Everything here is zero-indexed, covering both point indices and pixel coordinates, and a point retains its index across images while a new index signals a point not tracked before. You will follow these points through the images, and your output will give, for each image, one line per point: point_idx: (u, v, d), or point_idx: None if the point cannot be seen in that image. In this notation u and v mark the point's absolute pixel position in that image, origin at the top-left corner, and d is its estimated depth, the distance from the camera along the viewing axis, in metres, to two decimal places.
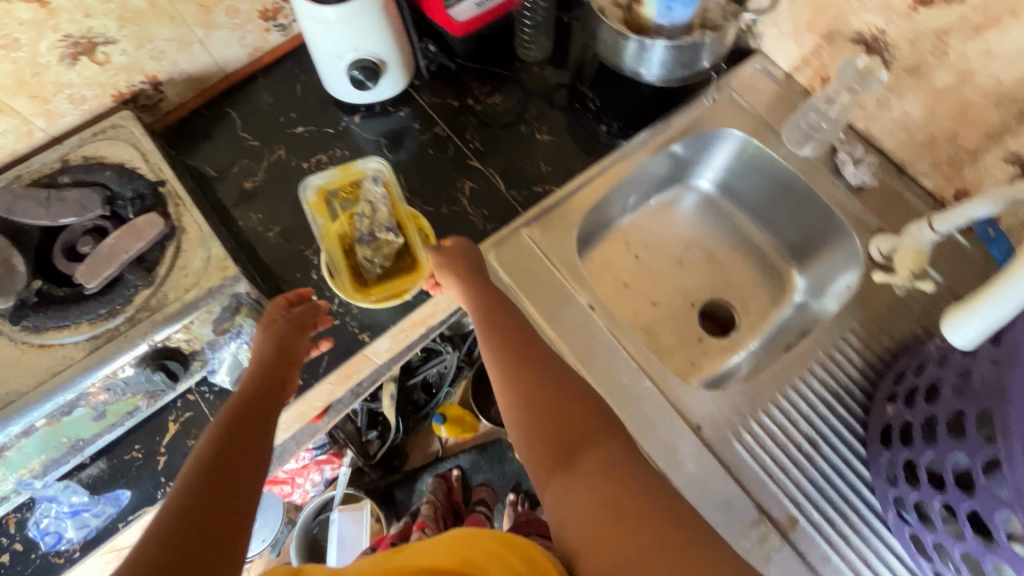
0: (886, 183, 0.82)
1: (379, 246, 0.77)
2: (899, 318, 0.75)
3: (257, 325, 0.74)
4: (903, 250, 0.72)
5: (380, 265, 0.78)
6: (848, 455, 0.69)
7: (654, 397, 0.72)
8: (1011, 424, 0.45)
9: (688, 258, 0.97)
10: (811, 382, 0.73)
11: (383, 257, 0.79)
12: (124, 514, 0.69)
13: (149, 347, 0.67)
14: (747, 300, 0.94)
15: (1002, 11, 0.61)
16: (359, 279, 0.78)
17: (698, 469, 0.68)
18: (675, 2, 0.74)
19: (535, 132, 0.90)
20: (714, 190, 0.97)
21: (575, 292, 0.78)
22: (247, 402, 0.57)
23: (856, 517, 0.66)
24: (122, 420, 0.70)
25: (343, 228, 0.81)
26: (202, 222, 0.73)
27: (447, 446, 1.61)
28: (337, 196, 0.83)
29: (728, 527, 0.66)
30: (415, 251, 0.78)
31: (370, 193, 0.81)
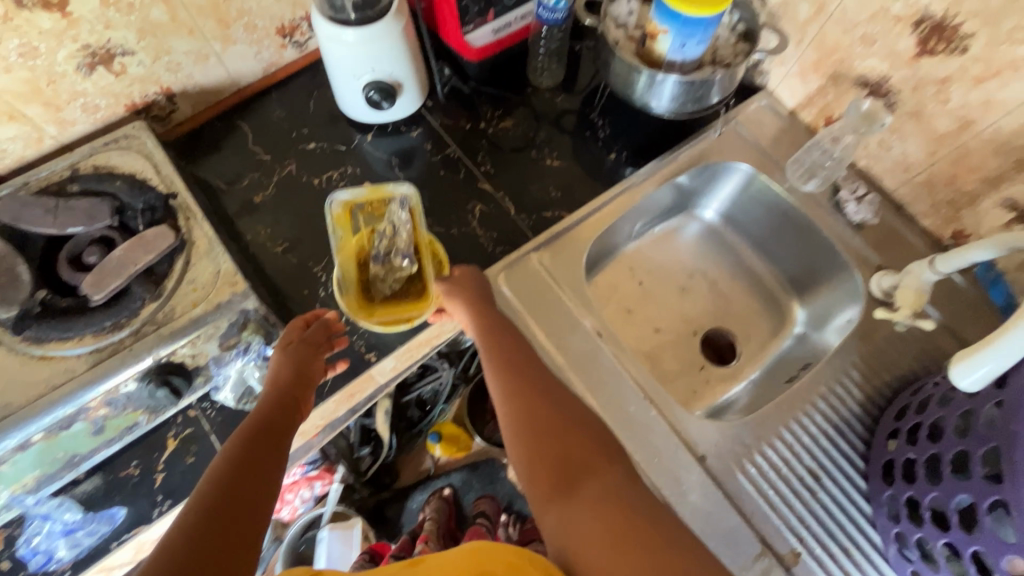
0: (886, 221, 0.85)
1: (392, 270, 0.75)
2: (899, 354, 0.77)
3: (265, 343, 0.73)
4: (904, 288, 0.74)
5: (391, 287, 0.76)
6: (850, 490, 0.70)
7: (660, 425, 0.73)
8: (1018, 468, 0.46)
9: (691, 286, 0.98)
10: (813, 415, 0.74)
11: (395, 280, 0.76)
12: (119, 533, 0.67)
13: (154, 362, 0.66)
14: (748, 330, 0.95)
15: (1003, 65, 0.64)
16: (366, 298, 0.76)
17: (703, 500, 0.68)
18: (688, 40, 0.77)
19: (545, 157, 0.91)
20: (718, 220, 0.99)
21: (583, 317, 0.78)
22: (256, 425, 0.58)
23: (859, 553, 0.67)
24: (121, 436, 0.69)
25: (361, 242, 0.78)
26: (213, 236, 0.73)
27: (439, 465, 1.59)
28: (362, 210, 0.80)
29: (732, 560, 0.66)
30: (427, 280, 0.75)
31: (395, 216, 0.78)
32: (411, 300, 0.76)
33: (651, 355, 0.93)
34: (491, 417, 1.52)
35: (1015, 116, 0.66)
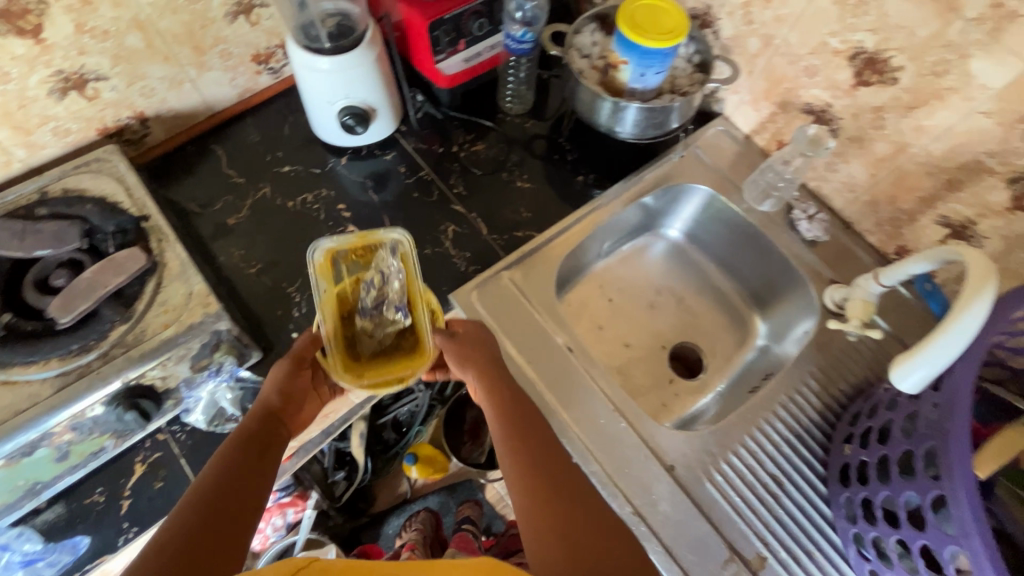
0: (836, 238, 0.90)
1: (382, 324, 0.66)
2: (852, 363, 0.81)
3: (238, 363, 0.73)
4: (853, 300, 0.79)
5: (378, 343, 0.67)
6: (812, 495, 0.73)
7: (629, 437, 0.75)
8: (954, 465, 0.49)
9: (658, 303, 1.01)
10: (775, 423, 0.77)
11: (385, 335, 0.67)
12: (81, 563, 0.65)
13: (122, 384, 0.65)
14: (715, 344, 0.99)
15: (930, 95, 0.70)
16: (352, 354, 0.67)
17: (673, 509, 0.70)
18: (647, 70, 0.81)
19: (516, 180, 0.94)
20: (682, 238, 1.03)
21: (554, 333, 0.81)
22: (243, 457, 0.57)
23: (821, 556, 0.69)
24: (86, 461, 0.67)
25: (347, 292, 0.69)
26: (186, 258, 0.73)
27: (416, 487, 1.58)
28: (346, 258, 0.70)
29: (701, 567, 0.68)
30: (422, 334, 0.67)
31: (385, 263, 0.68)
32: (402, 357, 0.67)
33: (621, 369, 0.95)
34: (467, 438, 1.53)
35: (942, 141, 0.72)
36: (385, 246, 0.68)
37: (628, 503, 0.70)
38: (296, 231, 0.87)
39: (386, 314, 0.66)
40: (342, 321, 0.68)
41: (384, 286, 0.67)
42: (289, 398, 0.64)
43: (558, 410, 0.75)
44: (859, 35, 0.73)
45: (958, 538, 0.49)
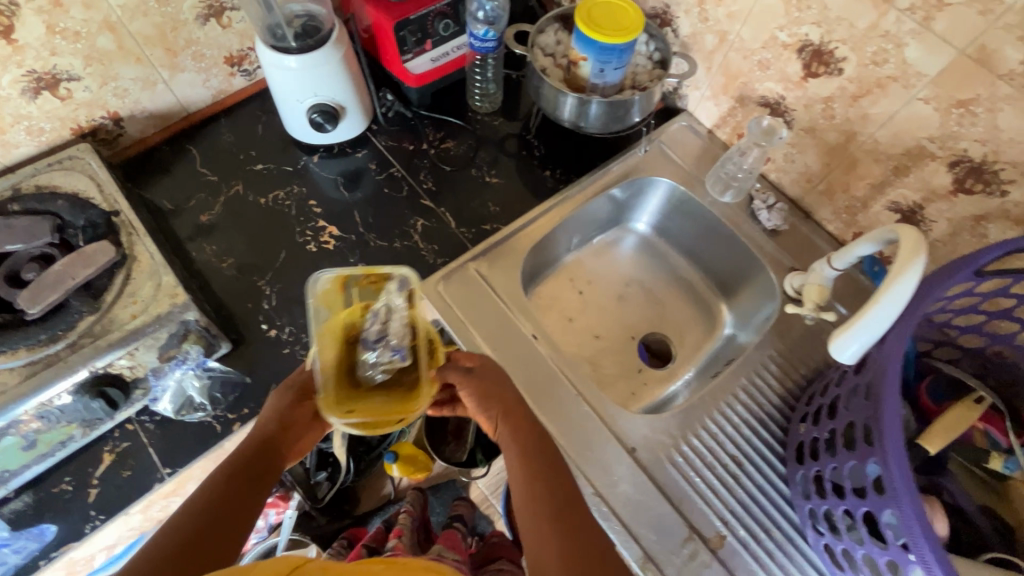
0: (796, 227, 0.93)
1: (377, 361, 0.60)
2: (811, 346, 0.83)
3: (204, 352, 0.75)
4: (809, 285, 0.81)
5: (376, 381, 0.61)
6: (771, 474, 0.74)
7: (593, 421, 0.76)
8: (886, 430, 0.52)
9: (628, 294, 1.04)
10: (735, 405, 0.79)
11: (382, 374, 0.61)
12: (47, 551, 0.66)
13: (90, 373, 0.67)
14: (683, 334, 1.01)
15: (872, 84, 0.73)
16: (346, 390, 0.61)
17: (634, 489, 0.72)
18: (606, 65, 0.84)
19: (485, 175, 0.97)
20: (650, 232, 1.06)
21: (519, 322, 0.82)
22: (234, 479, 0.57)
23: (780, 533, 0.70)
24: (54, 451, 0.68)
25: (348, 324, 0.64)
26: (155, 251, 0.74)
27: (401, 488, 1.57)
28: (357, 283, 0.65)
29: (661, 546, 0.69)
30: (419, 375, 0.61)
31: (391, 296, 0.63)
32: (396, 400, 0.59)
33: (592, 359, 0.97)
34: (451, 439, 1.48)
35: (887, 128, 0.75)
36: (395, 278, 0.64)
37: (587, 483, 0.71)
38: (268, 227, 0.89)
39: (382, 351, 0.60)
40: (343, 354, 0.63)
41: (390, 321, 0.62)
42: (289, 429, 0.62)
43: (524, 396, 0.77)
44: (805, 28, 0.76)
45: (891, 500, 0.51)
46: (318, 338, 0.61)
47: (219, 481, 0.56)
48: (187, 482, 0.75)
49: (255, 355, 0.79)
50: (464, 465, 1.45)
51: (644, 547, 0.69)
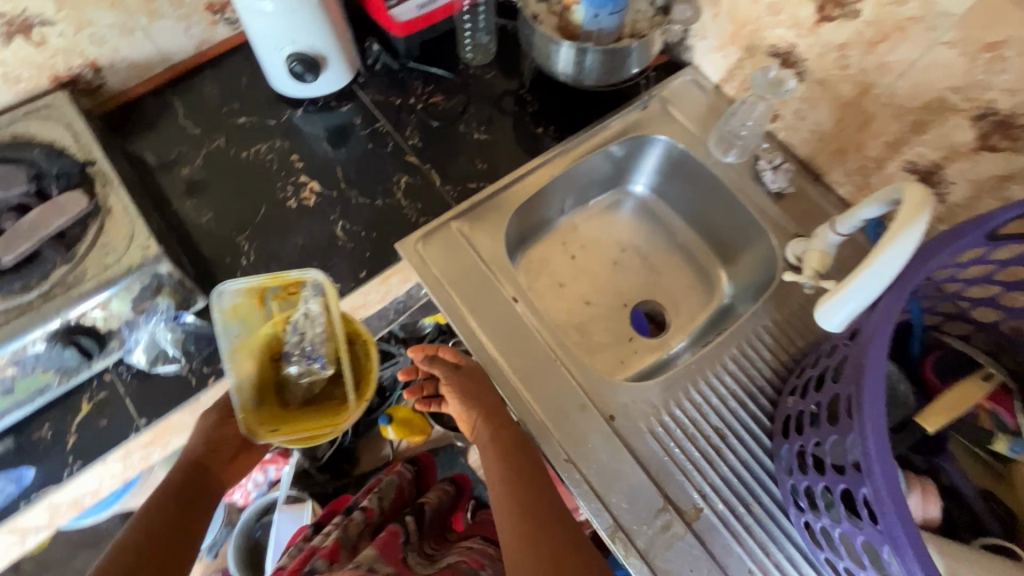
0: (803, 190, 0.86)
1: (306, 373, 0.79)
2: (809, 317, 0.78)
3: (176, 306, 0.75)
4: (811, 252, 0.76)
5: (306, 390, 0.81)
6: (755, 448, 0.71)
7: (570, 387, 0.73)
8: (867, 400, 0.48)
9: (623, 260, 0.99)
10: (723, 375, 0.75)
11: (310, 382, 0.80)
12: (27, 493, 0.67)
13: (62, 323, 0.67)
14: (679, 303, 0.96)
15: (892, 28, 0.66)
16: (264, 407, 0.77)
17: (608, 457, 0.69)
18: (601, 10, 0.78)
19: (473, 132, 0.92)
20: (649, 195, 1.01)
21: (500, 283, 0.79)
22: (178, 490, 0.71)
23: (760, 508, 0.67)
24: (32, 397, 0.69)
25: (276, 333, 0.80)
26: (129, 202, 0.73)
27: (399, 451, 1.55)
28: (277, 295, 0.76)
29: (633, 515, 0.67)
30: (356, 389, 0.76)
31: (309, 306, 0.76)
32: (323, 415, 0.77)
33: (581, 326, 0.93)
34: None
35: (908, 77, 0.68)
36: (309, 284, 0.74)
37: (561, 449, 0.69)
38: (249, 182, 0.87)
39: (308, 364, 0.78)
40: (270, 366, 0.80)
41: (306, 332, 0.78)
42: (214, 447, 0.76)
43: (500, 359, 0.74)
44: None
45: (867, 475, 0.47)
46: (230, 357, 0.73)
47: (167, 491, 0.70)
48: (167, 432, 0.77)
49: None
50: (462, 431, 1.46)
51: (616, 516, 0.66)
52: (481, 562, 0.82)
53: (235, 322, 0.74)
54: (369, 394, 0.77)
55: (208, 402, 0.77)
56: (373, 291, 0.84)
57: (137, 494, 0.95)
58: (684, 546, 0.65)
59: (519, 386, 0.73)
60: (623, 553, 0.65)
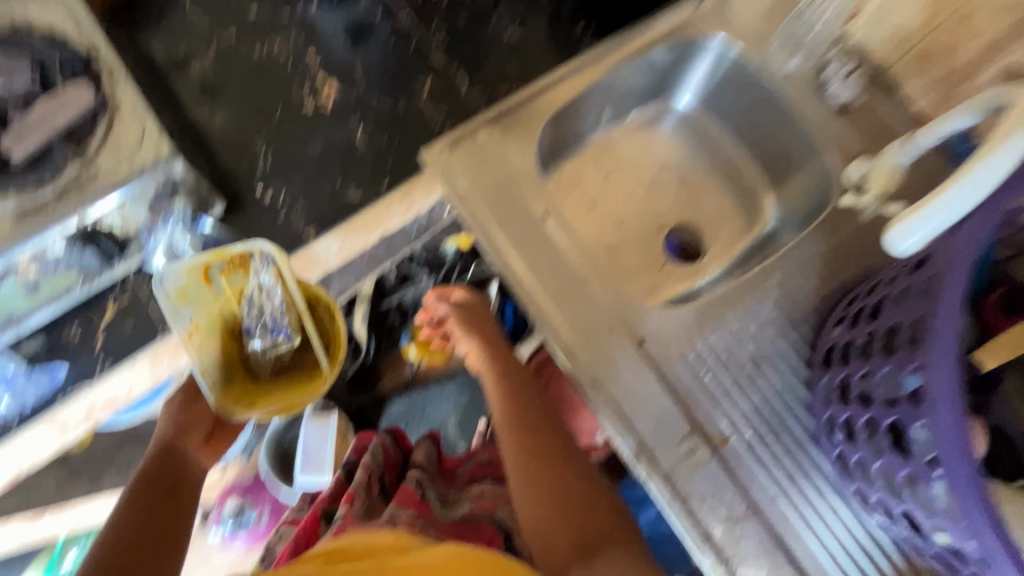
0: (873, 104, 0.77)
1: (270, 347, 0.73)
2: (864, 245, 0.72)
3: (195, 212, 0.73)
4: (877, 172, 0.69)
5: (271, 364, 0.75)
6: (790, 379, 0.68)
7: (599, 309, 0.70)
8: (939, 331, 0.44)
9: (660, 180, 0.94)
10: (762, 304, 0.71)
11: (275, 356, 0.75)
12: (63, 387, 0.70)
13: (79, 226, 0.65)
14: (718, 229, 0.91)
15: None
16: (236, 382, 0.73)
17: (635, 381, 0.67)
18: None
19: (505, 31, 0.83)
20: (695, 109, 0.92)
21: (530, 199, 0.75)
22: (154, 476, 0.71)
23: (789, 438, 0.66)
24: (58, 298, 0.69)
25: (231, 307, 0.74)
26: (138, 97, 0.69)
27: (420, 372, 1.53)
28: (223, 272, 0.70)
29: (658, 439, 0.65)
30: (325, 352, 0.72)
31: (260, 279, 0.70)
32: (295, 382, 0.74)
33: (613, 250, 0.89)
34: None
35: None
36: (257, 255, 0.68)
37: (589, 371, 0.67)
38: (263, 81, 0.81)
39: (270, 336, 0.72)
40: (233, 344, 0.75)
41: (263, 303, 0.72)
42: (186, 426, 0.78)
43: (529, 278, 0.71)
44: None
45: (926, 408, 0.44)
46: (188, 344, 0.68)
47: (141, 483, 0.69)
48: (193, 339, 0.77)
49: (251, 219, 0.75)
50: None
51: (642, 438, 0.65)
52: (496, 506, 0.79)
53: (185, 306, 0.69)
54: (339, 355, 0.72)
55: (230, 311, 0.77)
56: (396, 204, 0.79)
57: (170, 398, 0.99)
58: (708, 470, 0.65)
59: (548, 307, 0.70)
60: (645, 473, 0.64)
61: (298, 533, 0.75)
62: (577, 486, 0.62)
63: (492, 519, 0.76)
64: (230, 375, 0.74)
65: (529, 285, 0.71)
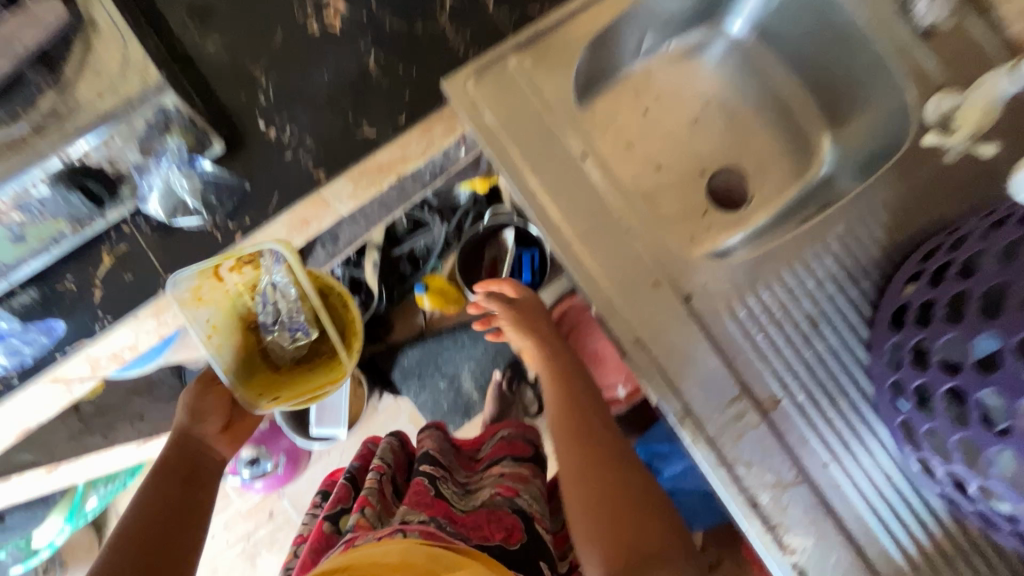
0: (961, 27, 0.67)
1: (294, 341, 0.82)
2: (942, 190, 0.64)
3: (191, 150, 0.65)
4: (971, 107, 0.63)
5: (292, 353, 0.84)
6: (849, 339, 0.62)
7: (644, 262, 0.64)
8: None
9: (704, 117, 0.84)
10: (824, 258, 0.64)
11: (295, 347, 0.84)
12: (61, 345, 0.65)
13: (63, 164, 0.57)
14: (765, 172, 0.83)
15: None
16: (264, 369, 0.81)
17: (682, 342, 0.62)
18: None
19: None
20: (748, 34, 0.82)
21: (567, 137, 0.67)
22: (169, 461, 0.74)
23: (844, 401, 0.61)
24: (47, 246, 0.63)
25: (243, 302, 0.79)
26: (116, 14, 0.58)
27: (433, 321, 1.52)
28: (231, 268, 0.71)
29: (705, 403, 0.61)
30: (349, 341, 0.81)
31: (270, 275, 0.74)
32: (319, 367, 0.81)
33: (651, 196, 0.80)
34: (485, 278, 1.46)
35: None
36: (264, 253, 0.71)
37: (631, 330, 0.62)
38: None
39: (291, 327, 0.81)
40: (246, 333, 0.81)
41: (279, 298, 0.79)
42: (196, 415, 0.78)
43: (566, 227, 0.64)
44: None
45: None
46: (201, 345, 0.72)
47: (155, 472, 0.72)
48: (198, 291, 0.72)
49: (255, 158, 0.67)
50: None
51: (689, 402, 0.61)
52: (515, 489, 0.79)
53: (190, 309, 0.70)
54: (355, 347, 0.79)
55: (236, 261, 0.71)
56: (414, 143, 0.71)
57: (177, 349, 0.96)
58: (757, 435, 0.61)
59: (589, 260, 0.63)
60: (691, 439, 0.60)
61: (310, 544, 0.73)
62: (635, 504, 0.63)
63: (512, 502, 0.76)
64: (251, 367, 0.82)
65: (567, 236, 0.64)
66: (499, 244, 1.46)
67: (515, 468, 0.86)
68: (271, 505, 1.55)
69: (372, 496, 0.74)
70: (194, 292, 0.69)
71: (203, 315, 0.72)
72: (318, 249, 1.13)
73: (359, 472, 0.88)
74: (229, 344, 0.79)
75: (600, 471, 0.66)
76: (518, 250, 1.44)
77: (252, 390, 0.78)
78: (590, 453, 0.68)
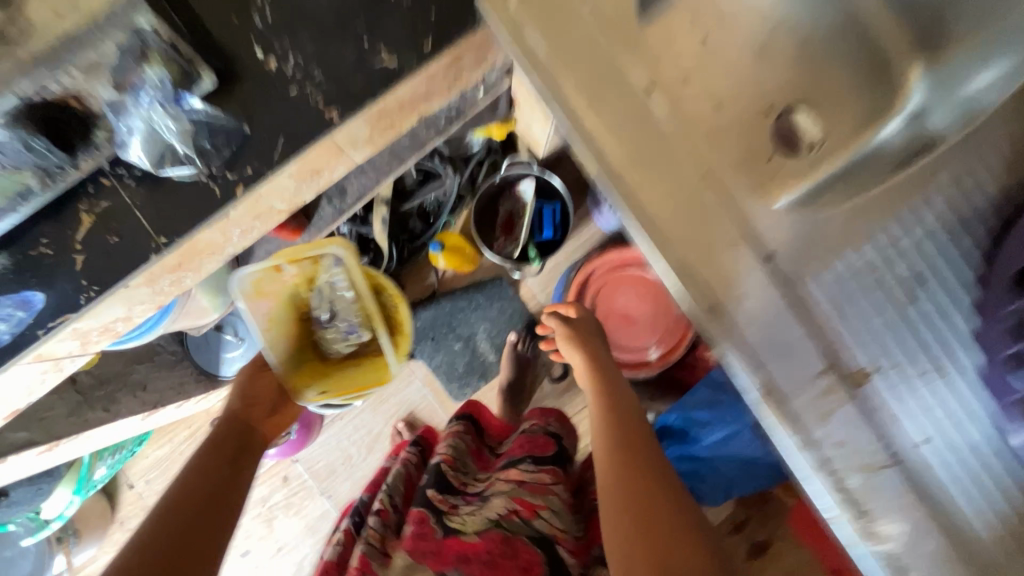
0: None
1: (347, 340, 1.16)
2: None
3: (175, 83, 0.53)
4: None
5: (347, 346, 1.17)
6: (946, 303, 0.56)
7: (715, 218, 0.54)
8: None
9: (772, 42, 0.69)
10: (921, 212, 0.56)
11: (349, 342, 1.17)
12: (42, 321, 0.56)
13: (20, 101, 0.47)
14: (840, 109, 0.65)
15: None
16: (321, 364, 1.17)
17: (762, 308, 0.54)
18: None
19: None
20: None
21: (630, 65, 0.56)
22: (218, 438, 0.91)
23: (943, 374, 0.54)
24: (14, 206, 0.53)
25: (300, 295, 1.12)
26: None
27: (445, 280, 1.45)
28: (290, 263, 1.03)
29: (787, 378, 0.53)
30: (402, 321, 1.17)
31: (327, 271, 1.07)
32: (367, 368, 1.18)
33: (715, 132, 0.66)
34: (501, 233, 1.37)
35: None
36: (329, 255, 1.05)
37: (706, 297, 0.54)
38: None
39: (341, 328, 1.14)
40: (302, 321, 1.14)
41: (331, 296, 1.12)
42: (249, 399, 1.03)
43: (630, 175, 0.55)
44: None
45: None
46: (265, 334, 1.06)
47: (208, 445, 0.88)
48: (197, 256, 0.62)
49: (255, 96, 0.57)
50: (512, 261, 1.33)
51: (772, 377, 0.53)
52: (533, 509, 0.80)
53: (260, 301, 1.04)
54: (405, 330, 1.18)
55: (238, 219, 0.61)
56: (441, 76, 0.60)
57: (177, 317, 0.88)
58: (845, 414, 0.53)
59: (655, 215, 0.54)
60: (774, 419, 0.53)
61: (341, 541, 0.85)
62: (671, 520, 0.62)
63: (529, 526, 0.78)
64: (302, 360, 1.14)
65: (629, 187, 0.54)
66: (516, 197, 1.36)
67: (532, 478, 0.85)
68: (285, 471, 1.51)
69: (372, 536, 0.80)
70: (255, 284, 1.01)
71: (261, 307, 1.04)
72: (324, 205, 1.03)
73: (367, 506, 0.92)
74: (284, 336, 1.11)
75: (627, 458, 0.70)
76: (536, 203, 1.33)
77: (304, 380, 1.13)
78: (630, 463, 0.69)
